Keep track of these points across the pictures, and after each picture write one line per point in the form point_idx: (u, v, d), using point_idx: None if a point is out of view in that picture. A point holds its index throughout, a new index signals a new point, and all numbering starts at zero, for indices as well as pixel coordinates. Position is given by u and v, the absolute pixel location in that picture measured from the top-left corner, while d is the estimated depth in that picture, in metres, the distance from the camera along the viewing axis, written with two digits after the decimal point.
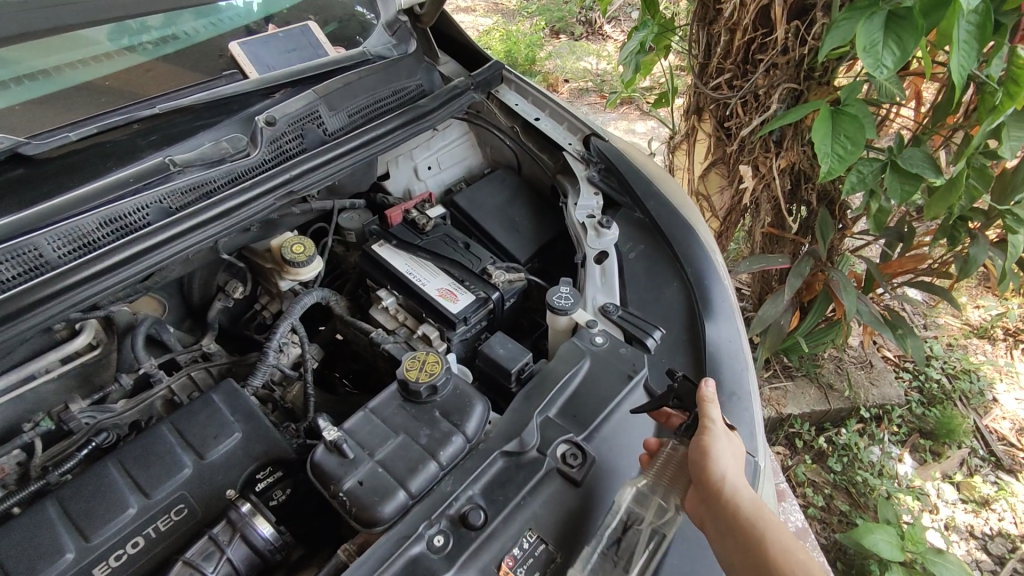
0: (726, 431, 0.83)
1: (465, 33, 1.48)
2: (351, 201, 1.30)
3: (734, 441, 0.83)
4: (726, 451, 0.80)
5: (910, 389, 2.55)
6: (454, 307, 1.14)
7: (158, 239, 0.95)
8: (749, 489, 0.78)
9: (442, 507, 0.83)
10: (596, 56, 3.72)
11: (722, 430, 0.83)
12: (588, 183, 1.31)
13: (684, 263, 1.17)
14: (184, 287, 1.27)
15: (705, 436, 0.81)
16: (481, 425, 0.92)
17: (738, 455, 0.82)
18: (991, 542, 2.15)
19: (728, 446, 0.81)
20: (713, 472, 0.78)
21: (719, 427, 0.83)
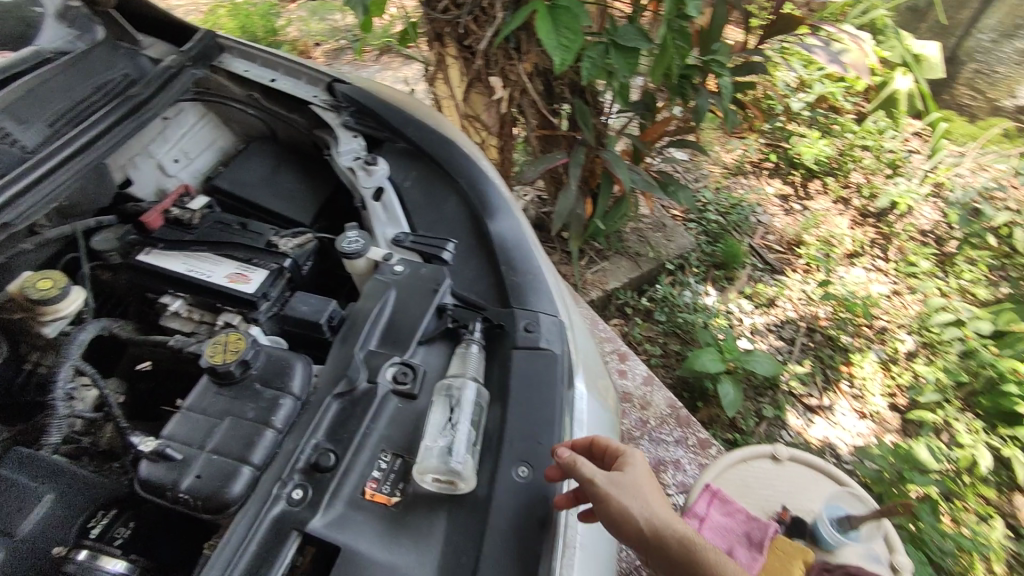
0: (620, 479, 0.82)
1: (159, 7, 1.37)
2: (96, 219, 1.17)
3: (633, 481, 0.82)
4: (631, 503, 0.80)
5: (698, 234, 2.97)
6: (249, 287, 1.11)
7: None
8: (668, 521, 0.79)
9: (290, 464, 0.84)
10: (340, 12, 3.60)
11: (611, 483, 0.81)
12: (345, 130, 1.32)
13: (455, 175, 1.25)
14: None
15: (605, 502, 0.80)
16: (307, 381, 0.93)
17: (644, 492, 0.82)
18: (783, 330, 2.66)
19: (629, 494, 0.81)
20: (631, 530, 0.79)
21: (612, 484, 0.81)
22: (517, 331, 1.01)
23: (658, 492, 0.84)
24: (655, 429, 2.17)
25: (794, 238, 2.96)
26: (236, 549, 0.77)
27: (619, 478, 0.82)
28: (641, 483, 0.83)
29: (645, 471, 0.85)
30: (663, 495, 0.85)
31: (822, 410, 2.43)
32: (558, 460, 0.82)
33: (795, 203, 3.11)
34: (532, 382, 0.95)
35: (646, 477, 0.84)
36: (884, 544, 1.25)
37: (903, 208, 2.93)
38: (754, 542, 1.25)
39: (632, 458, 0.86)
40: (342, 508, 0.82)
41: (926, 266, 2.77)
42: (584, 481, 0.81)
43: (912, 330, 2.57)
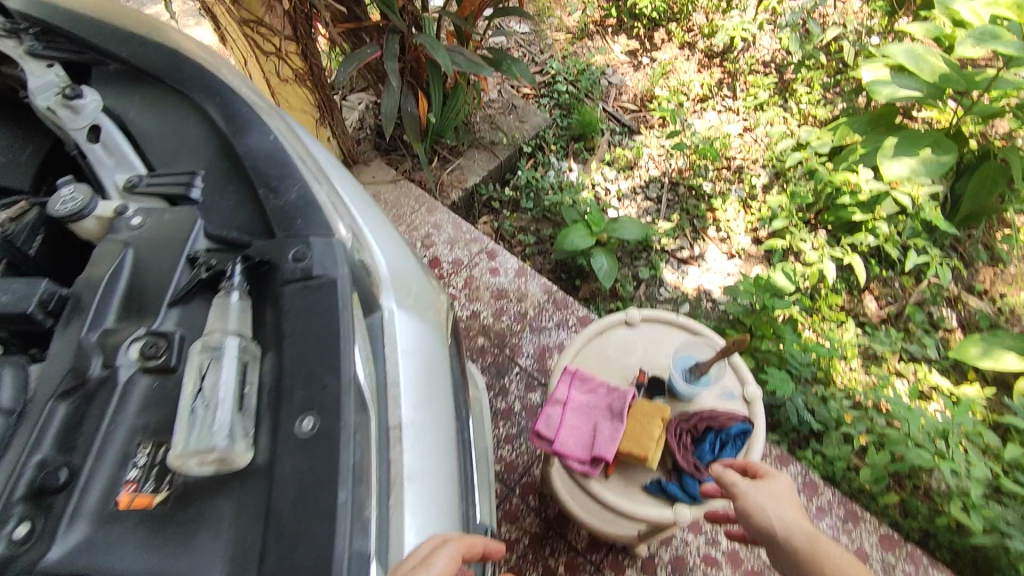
0: (755, 485, 1.05)
1: None
2: None
3: (767, 490, 1.04)
4: (764, 503, 1.02)
5: (551, 109, 2.82)
6: None
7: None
8: (798, 527, 0.98)
9: (7, 495, 0.66)
10: None
11: (750, 488, 1.04)
12: (31, 57, 1.02)
13: (187, 92, 1.03)
14: None
15: (740, 499, 1.03)
16: (22, 388, 0.76)
17: (777, 500, 1.02)
18: (648, 190, 2.65)
19: (760, 500, 1.02)
20: (762, 524, 0.99)
21: (752, 488, 1.04)
22: (286, 264, 0.86)
23: (791, 507, 1.02)
24: (535, 318, 2.14)
25: (647, 93, 2.89)
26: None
27: (757, 487, 1.05)
28: (772, 492, 1.04)
29: (785, 492, 1.05)
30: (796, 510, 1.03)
31: (694, 260, 2.48)
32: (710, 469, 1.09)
33: (642, 57, 3.02)
34: (308, 318, 0.82)
35: (779, 489, 1.04)
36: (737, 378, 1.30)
37: (740, 42, 2.88)
38: (614, 412, 1.24)
39: (773, 476, 1.08)
40: (83, 530, 0.68)
41: (768, 96, 2.80)
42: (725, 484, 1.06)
43: (765, 164, 2.63)
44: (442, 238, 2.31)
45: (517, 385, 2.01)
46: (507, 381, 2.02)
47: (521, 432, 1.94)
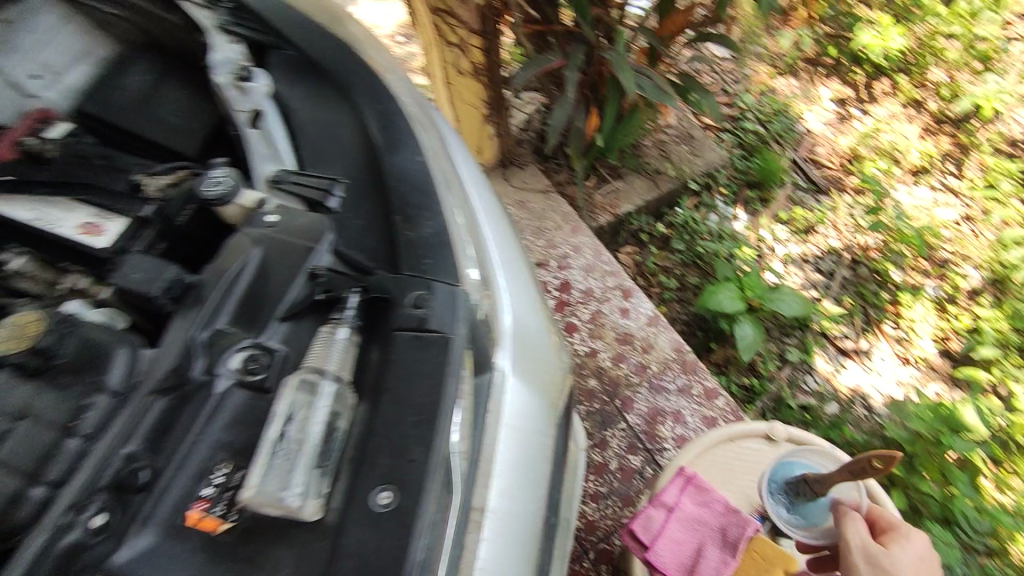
0: (877, 553, 0.93)
1: None
2: None
3: (893, 567, 0.92)
4: (872, 567, 0.92)
5: (731, 147, 2.56)
6: (101, 241, 0.90)
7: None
8: None
9: (91, 482, 0.67)
10: None
11: (864, 551, 0.94)
12: (219, 32, 1.01)
13: (353, 94, 0.97)
14: None
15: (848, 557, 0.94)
16: (132, 371, 0.75)
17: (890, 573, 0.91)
18: (822, 262, 2.31)
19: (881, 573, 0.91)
20: None
21: (871, 558, 0.93)
22: (403, 309, 0.79)
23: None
24: (656, 375, 1.94)
25: (848, 151, 2.55)
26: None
27: (880, 554, 0.93)
28: (901, 567, 0.92)
29: (916, 565, 0.94)
30: None
31: (858, 354, 2.11)
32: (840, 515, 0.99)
33: (854, 108, 2.68)
34: (412, 379, 0.73)
35: (912, 567, 0.93)
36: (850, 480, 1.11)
37: (985, 115, 2.58)
38: (727, 540, 1.05)
39: (908, 550, 0.95)
40: (154, 537, 0.67)
41: (1009, 189, 2.42)
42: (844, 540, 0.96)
43: (980, 264, 2.26)
44: (578, 263, 2.18)
45: (619, 442, 1.83)
46: (610, 435, 1.84)
47: (611, 494, 1.75)
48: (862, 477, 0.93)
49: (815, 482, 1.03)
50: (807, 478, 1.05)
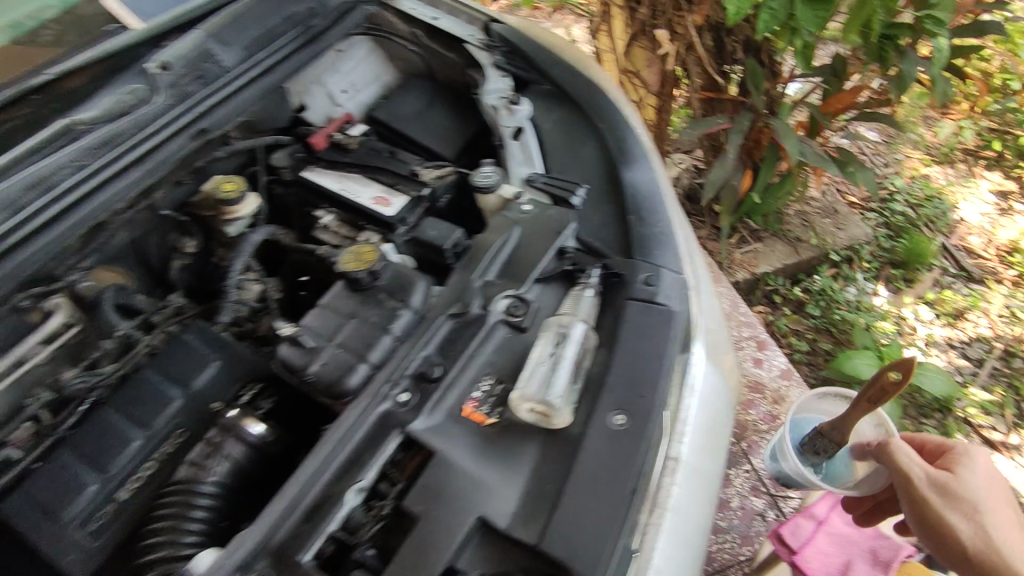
0: (941, 477, 0.99)
1: None
2: (273, 137, 1.31)
3: (958, 486, 0.99)
4: (941, 494, 0.98)
5: (877, 226, 2.60)
6: (389, 211, 1.19)
7: (3, 236, 0.94)
8: (970, 514, 0.97)
9: (401, 369, 0.89)
10: None
11: (927, 475, 1.00)
12: (494, 69, 1.30)
13: (597, 120, 1.20)
14: None
15: (919, 490, 0.99)
16: (426, 297, 0.98)
17: (959, 493, 0.98)
18: (969, 348, 2.28)
19: (953, 499, 0.98)
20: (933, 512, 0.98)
21: (937, 484, 0.99)
22: (636, 283, 0.98)
23: (993, 500, 0.99)
24: None
25: (1006, 245, 2.53)
26: (337, 452, 0.83)
27: (947, 481, 0.99)
28: (970, 488, 0.98)
29: (984, 479, 1.01)
30: (986, 498, 0.99)
31: (1005, 447, 2.05)
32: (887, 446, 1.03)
33: (1014, 203, 2.65)
34: (644, 336, 0.92)
35: (977, 482, 1.00)
36: (868, 419, 1.20)
37: None
38: (879, 560, 1.15)
39: (971, 467, 1.01)
40: (441, 418, 0.87)
41: None
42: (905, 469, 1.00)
43: None
44: None
45: (743, 482, 1.88)
46: (734, 473, 1.90)
47: (732, 530, 1.80)
48: (879, 404, 1.02)
49: (832, 430, 1.11)
50: (821, 430, 1.14)
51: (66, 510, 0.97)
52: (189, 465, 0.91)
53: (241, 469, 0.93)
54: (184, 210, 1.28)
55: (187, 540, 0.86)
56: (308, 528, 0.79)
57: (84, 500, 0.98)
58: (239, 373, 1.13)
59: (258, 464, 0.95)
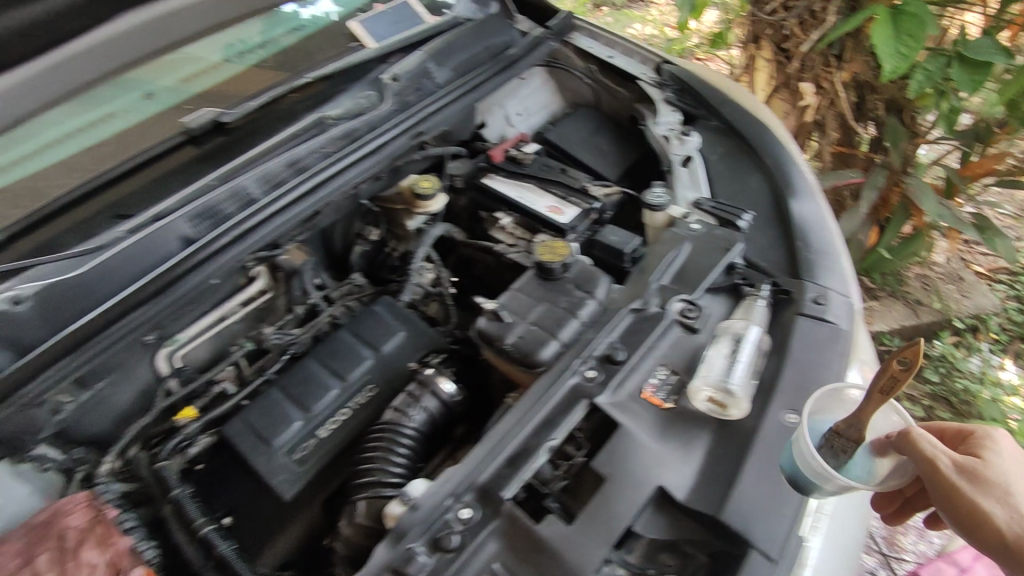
0: (973, 467, 0.83)
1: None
2: (457, 148, 1.49)
3: (992, 475, 0.83)
4: (977, 484, 0.82)
5: (1006, 298, 2.52)
6: (561, 219, 1.34)
7: (271, 203, 1.13)
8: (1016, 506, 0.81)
9: (589, 349, 1.01)
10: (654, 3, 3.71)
11: (957, 464, 0.83)
12: (665, 104, 1.45)
13: (764, 155, 1.30)
14: (328, 238, 1.56)
15: (952, 481, 0.82)
16: (608, 292, 1.10)
17: (994, 483, 0.82)
18: None
19: (992, 490, 0.82)
20: (970, 506, 0.81)
21: (973, 477, 0.82)
22: (806, 301, 1.06)
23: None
24: None
25: None
26: (535, 412, 0.94)
27: (976, 467, 0.83)
28: (1006, 475, 0.83)
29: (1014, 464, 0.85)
30: None
31: None
32: (906, 435, 0.86)
33: None
34: (816, 348, 1.00)
35: (1013, 470, 0.84)
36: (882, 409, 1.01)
37: None
38: None
39: (1002, 453, 0.86)
40: (624, 396, 0.97)
41: None
42: (934, 460, 0.83)
43: None
44: None
45: None
46: None
47: None
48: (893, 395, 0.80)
49: (850, 428, 0.86)
50: (841, 428, 0.87)
51: (278, 437, 1.14)
52: (394, 410, 1.05)
53: (434, 421, 1.06)
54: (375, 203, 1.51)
55: (392, 472, 0.98)
56: (509, 472, 0.90)
57: (291, 432, 1.14)
58: (420, 344, 1.28)
59: (446, 419, 1.08)
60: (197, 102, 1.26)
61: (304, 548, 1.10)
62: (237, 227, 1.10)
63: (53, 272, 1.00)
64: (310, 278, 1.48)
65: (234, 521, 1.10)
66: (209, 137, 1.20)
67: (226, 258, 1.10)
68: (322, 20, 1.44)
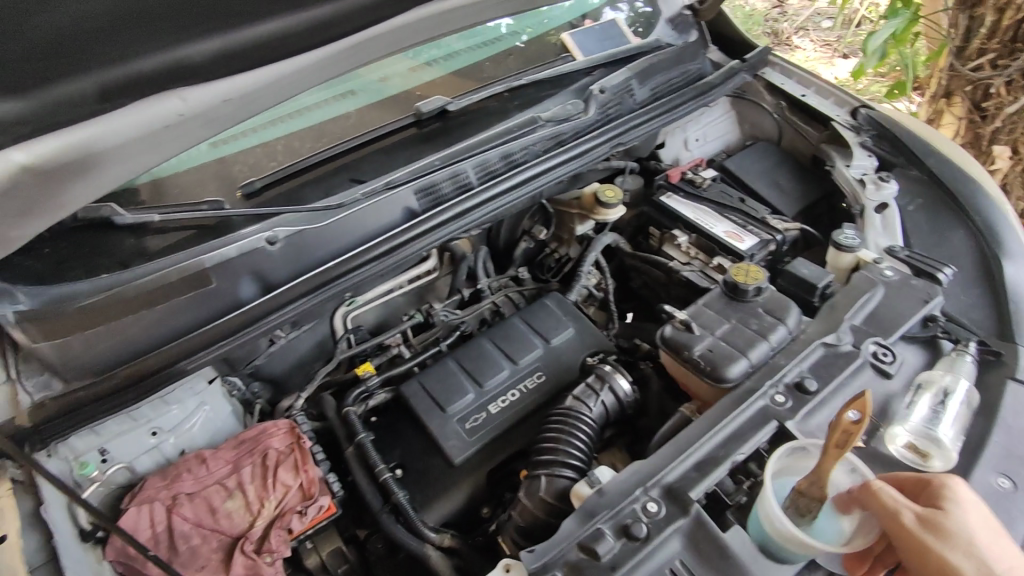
0: (933, 517, 0.77)
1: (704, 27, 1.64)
2: (625, 164, 1.58)
3: (949, 524, 0.77)
4: (940, 537, 0.76)
5: None
6: (742, 245, 1.38)
7: (489, 188, 1.24)
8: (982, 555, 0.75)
9: (779, 376, 1.03)
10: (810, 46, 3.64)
11: (920, 514, 0.77)
12: (861, 148, 1.45)
13: (972, 213, 1.27)
14: (493, 235, 1.65)
15: (920, 536, 0.76)
16: (799, 321, 1.11)
17: (962, 533, 0.76)
18: None
19: (954, 542, 0.76)
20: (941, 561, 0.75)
21: (934, 529, 0.76)
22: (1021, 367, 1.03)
23: (988, 532, 0.78)
24: None
25: None
26: (723, 424, 0.98)
27: (935, 517, 0.77)
28: (963, 525, 0.77)
29: (971, 509, 0.79)
30: (984, 538, 0.77)
31: None
32: (866, 488, 0.80)
33: None
34: None
35: (970, 519, 0.78)
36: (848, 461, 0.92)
37: None
38: None
39: (959, 500, 0.79)
40: (813, 426, 0.98)
41: None
42: (894, 512, 0.77)
43: None
44: None
45: None
46: None
47: None
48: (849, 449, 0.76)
49: (811, 487, 0.80)
50: (801, 488, 0.82)
51: (452, 405, 1.23)
52: (574, 398, 1.13)
53: (608, 415, 1.14)
54: (553, 205, 1.64)
55: (571, 456, 1.04)
56: (696, 476, 0.93)
57: (465, 402, 1.23)
58: (588, 341, 1.35)
59: (616, 414, 1.16)
60: (425, 90, 1.39)
61: (464, 513, 1.17)
62: (458, 204, 1.21)
63: (299, 221, 1.13)
64: (480, 264, 1.59)
65: (403, 474, 1.18)
66: (433, 121, 1.32)
67: (443, 233, 1.20)
68: (497, 39, 1.51)
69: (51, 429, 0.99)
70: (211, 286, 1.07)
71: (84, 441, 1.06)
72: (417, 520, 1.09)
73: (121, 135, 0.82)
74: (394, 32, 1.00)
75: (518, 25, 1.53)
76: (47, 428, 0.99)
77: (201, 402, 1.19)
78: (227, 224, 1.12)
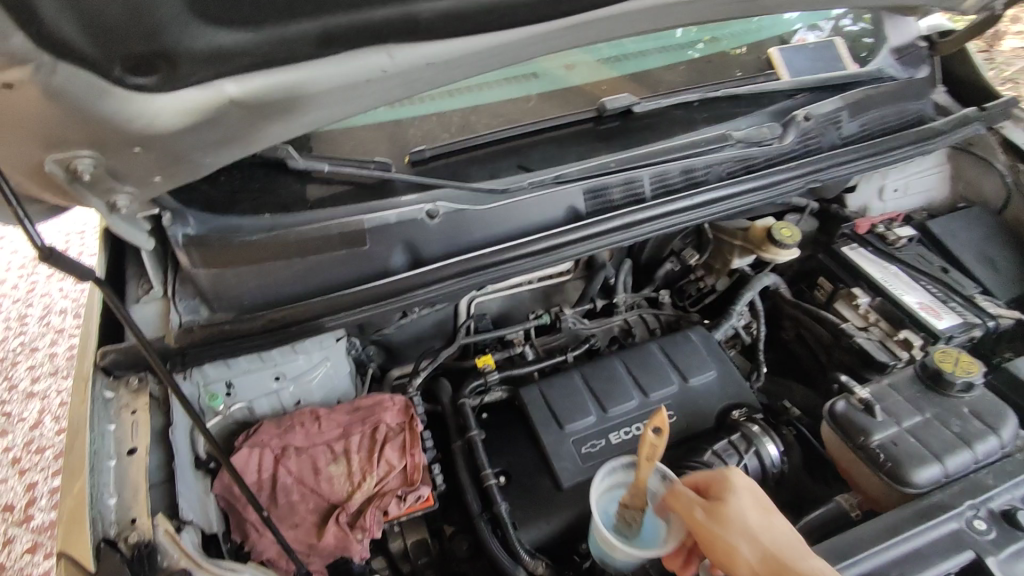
0: (713, 509, 0.81)
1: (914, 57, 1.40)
2: (806, 204, 1.40)
3: (736, 514, 0.81)
4: (733, 529, 0.80)
5: None
6: (939, 324, 1.18)
7: (666, 202, 1.17)
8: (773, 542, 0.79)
9: (983, 499, 0.85)
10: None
11: (710, 509, 0.82)
12: None
13: None
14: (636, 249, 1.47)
15: (710, 531, 0.80)
16: (1015, 436, 0.94)
17: (746, 522, 0.80)
18: None
19: (739, 533, 0.80)
20: (739, 556, 0.78)
21: (718, 520, 0.80)
22: None
23: (767, 515, 0.82)
24: None
25: None
26: (904, 538, 0.81)
27: (720, 510, 0.81)
28: (745, 512, 0.81)
29: (751, 497, 0.84)
30: (766, 521, 0.81)
31: None
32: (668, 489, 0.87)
33: None
34: None
35: (749, 506, 0.82)
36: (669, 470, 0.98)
37: None
38: None
39: (739, 491, 0.83)
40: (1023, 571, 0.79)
41: None
42: (688, 510, 0.83)
43: None
44: None
45: None
46: None
47: None
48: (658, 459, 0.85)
49: (632, 497, 0.89)
50: (625, 501, 0.91)
51: (572, 423, 1.15)
52: (712, 452, 1.04)
53: (746, 479, 1.04)
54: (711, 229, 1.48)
55: None
56: None
57: (585, 424, 1.15)
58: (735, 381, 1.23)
59: (759, 480, 1.06)
60: (610, 86, 1.30)
61: (560, 541, 1.08)
62: (628, 214, 1.15)
63: (461, 198, 1.08)
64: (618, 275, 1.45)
65: (507, 482, 1.12)
66: (616, 120, 1.23)
67: (607, 242, 1.15)
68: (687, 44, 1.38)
69: (193, 355, 1.01)
70: (366, 248, 1.05)
71: (216, 371, 1.07)
72: (515, 540, 1.03)
73: (329, 83, 0.79)
74: (613, 20, 0.86)
75: (697, 32, 1.40)
76: (188, 353, 1.01)
77: (325, 357, 1.16)
78: (389, 187, 1.08)
